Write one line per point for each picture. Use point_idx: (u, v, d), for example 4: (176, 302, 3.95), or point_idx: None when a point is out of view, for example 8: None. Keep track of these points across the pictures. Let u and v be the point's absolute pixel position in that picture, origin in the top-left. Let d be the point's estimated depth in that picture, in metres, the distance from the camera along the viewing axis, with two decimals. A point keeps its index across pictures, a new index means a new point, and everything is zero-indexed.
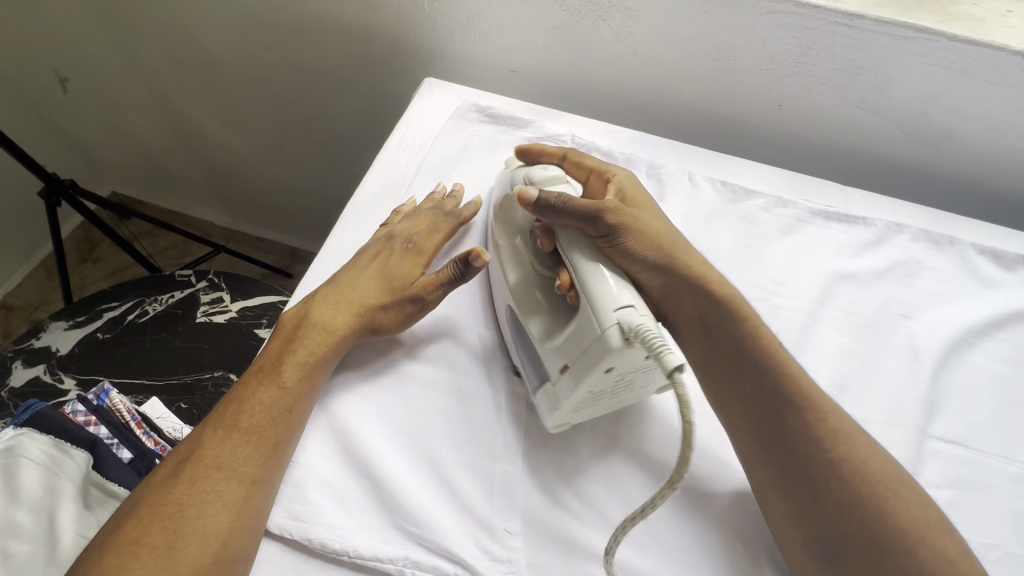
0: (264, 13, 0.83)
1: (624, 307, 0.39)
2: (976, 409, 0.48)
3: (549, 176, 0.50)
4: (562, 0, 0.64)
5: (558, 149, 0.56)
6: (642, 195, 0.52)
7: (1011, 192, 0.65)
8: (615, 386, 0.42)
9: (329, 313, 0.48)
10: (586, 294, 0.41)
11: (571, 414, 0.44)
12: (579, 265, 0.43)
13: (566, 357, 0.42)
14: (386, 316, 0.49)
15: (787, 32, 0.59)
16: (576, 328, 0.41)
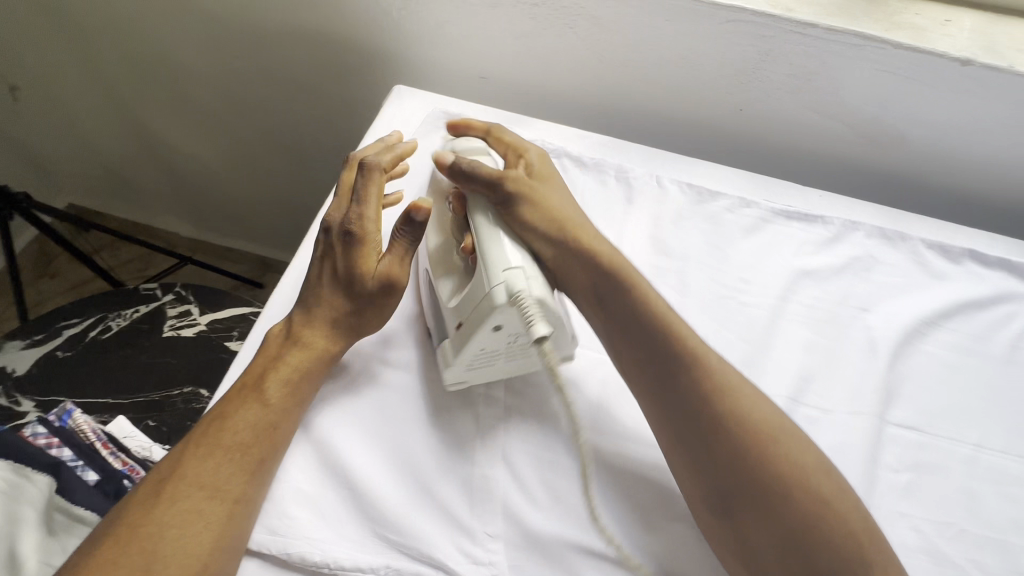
0: (230, 20, 0.82)
1: (512, 269, 0.44)
2: (929, 395, 0.51)
3: (472, 148, 0.54)
4: (529, 8, 0.65)
5: (483, 125, 0.59)
6: (551, 171, 0.56)
7: (958, 191, 0.69)
8: (509, 347, 0.45)
9: (308, 328, 0.47)
10: (482, 256, 0.46)
11: (464, 371, 0.46)
12: (482, 230, 0.48)
13: (460, 315, 0.46)
14: (363, 320, 0.48)
15: (746, 40, 0.61)
16: (468, 292, 0.46)
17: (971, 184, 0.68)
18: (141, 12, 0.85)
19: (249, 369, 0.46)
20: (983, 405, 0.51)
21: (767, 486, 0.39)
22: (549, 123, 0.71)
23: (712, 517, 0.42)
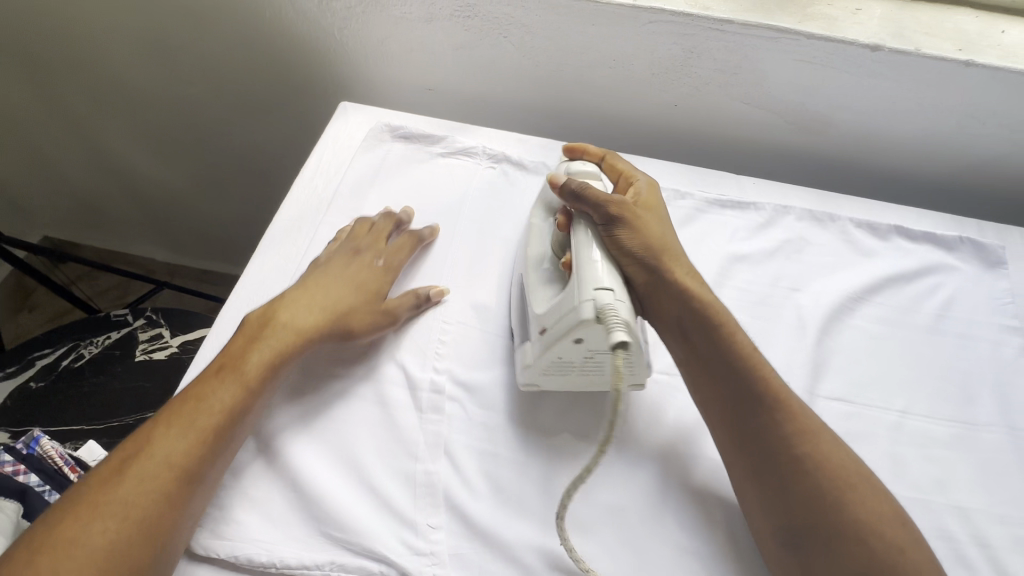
0: (181, 46, 0.84)
1: (602, 289, 0.43)
2: (856, 367, 0.53)
3: (586, 171, 0.53)
4: (463, 21, 0.68)
5: (599, 150, 0.58)
6: (658, 202, 0.53)
7: (884, 169, 0.73)
8: (584, 363, 0.46)
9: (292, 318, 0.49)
10: (577, 270, 0.45)
11: (540, 375, 0.48)
12: (579, 243, 0.47)
13: (545, 322, 0.46)
14: (360, 318, 0.51)
15: (669, 39, 0.64)
16: (557, 303, 0.46)
17: (896, 162, 0.71)
18: (95, 45, 0.87)
19: (222, 351, 0.47)
20: (908, 373, 0.54)
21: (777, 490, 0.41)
22: (491, 129, 0.73)
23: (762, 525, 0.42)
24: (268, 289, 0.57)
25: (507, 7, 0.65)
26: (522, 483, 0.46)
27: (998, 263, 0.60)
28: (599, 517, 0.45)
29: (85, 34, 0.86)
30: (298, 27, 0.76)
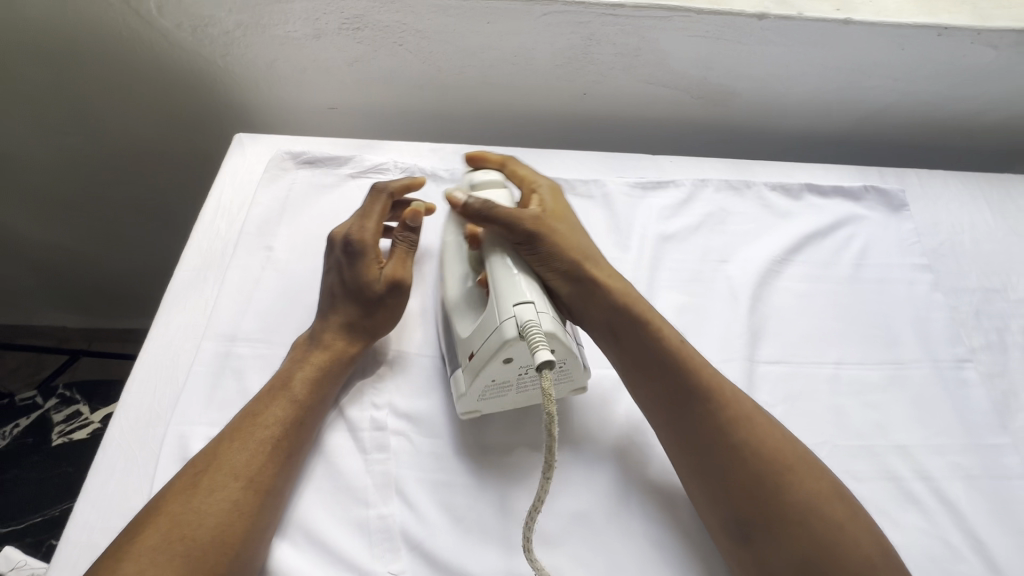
0: (40, 84, 0.74)
1: (523, 303, 0.43)
2: (789, 327, 0.55)
3: (488, 181, 0.53)
4: (353, 32, 0.65)
5: (500, 157, 0.58)
6: (565, 207, 0.53)
7: (788, 133, 0.77)
8: (520, 379, 0.46)
9: (297, 379, 0.47)
10: (494, 282, 0.46)
11: (476, 401, 0.47)
12: (494, 267, 0.47)
13: (472, 347, 0.46)
14: (348, 342, 0.50)
15: (567, 28, 0.63)
16: (481, 324, 0.46)
17: (798, 125, 0.76)
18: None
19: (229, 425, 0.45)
20: (835, 325, 0.56)
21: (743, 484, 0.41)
22: (400, 143, 0.70)
23: (724, 531, 0.42)
24: (179, 349, 0.52)
25: (397, 14, 0.63)
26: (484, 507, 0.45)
27: (901, 207, 0.65)
28: (570, 528, 0.44)
29: None
30: (179, 60, 0.71)
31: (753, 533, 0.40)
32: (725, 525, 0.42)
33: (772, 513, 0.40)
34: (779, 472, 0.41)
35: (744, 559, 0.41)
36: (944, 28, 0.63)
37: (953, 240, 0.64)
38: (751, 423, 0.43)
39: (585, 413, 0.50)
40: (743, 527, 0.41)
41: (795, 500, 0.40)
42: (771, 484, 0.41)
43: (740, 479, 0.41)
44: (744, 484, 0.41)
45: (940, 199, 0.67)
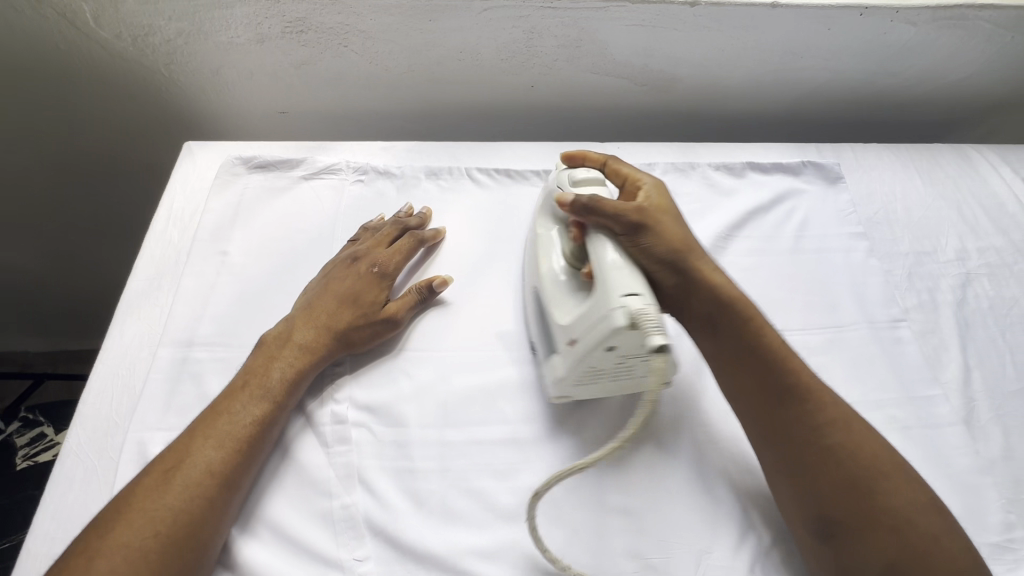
0: (325, 65, 0.92)
1: (632, 296, 0.54)
2: (842, 380, 0.71)
3: (589, 177, 0.68)
4: (578, 50, 0.91)
5: (600, 157, 0.73)
6: (666, 202, 0.68)
7: (903, 224, 0.88)
8: (617, 369, 0.59)
9: (700, 298, 0.63)
10: (601, 280, 0.57)
11: (572, 387, 0.62)
12: (596, 246, 0.60)
13: (573, 334, 0.59)
14: (720, 277, 0.64)
15: (731, 20, 0.87)
16: (586, 315, 0.58)
17: (906, 221, 0.88)
18: (230, 57, 0.90)
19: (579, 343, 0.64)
20: (885, 382, 0.71)
21: (865, 510, 0.52)
22: (582, 159, 0.91)
23: (810, 537, 0.55)
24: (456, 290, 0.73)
25: (612, 37, 0.89)
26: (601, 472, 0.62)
27: (964, 319, 0.78)
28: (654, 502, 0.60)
29: (247, 63, 0.91)
30: (436, 71, 0.93)
31: (836, 535, 0.53)
32: (812, 521, 0.55)
33: (847, 510, 0.53)
34: (873, 482, 0.53)
35: (834, 548, 0.53)
36: (950, 195, 0.92)
37: (1008, 351, 0.76)
38: (852, 431, 0.56)
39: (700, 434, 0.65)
40: (828, 526, 0.54)
41: (888, 503, 0.52)
42: (865, 489, 0.53)
43: (831, 484, 0.54)
44: (866, 518, 0.52)
45: (1004, 315, 0.79)
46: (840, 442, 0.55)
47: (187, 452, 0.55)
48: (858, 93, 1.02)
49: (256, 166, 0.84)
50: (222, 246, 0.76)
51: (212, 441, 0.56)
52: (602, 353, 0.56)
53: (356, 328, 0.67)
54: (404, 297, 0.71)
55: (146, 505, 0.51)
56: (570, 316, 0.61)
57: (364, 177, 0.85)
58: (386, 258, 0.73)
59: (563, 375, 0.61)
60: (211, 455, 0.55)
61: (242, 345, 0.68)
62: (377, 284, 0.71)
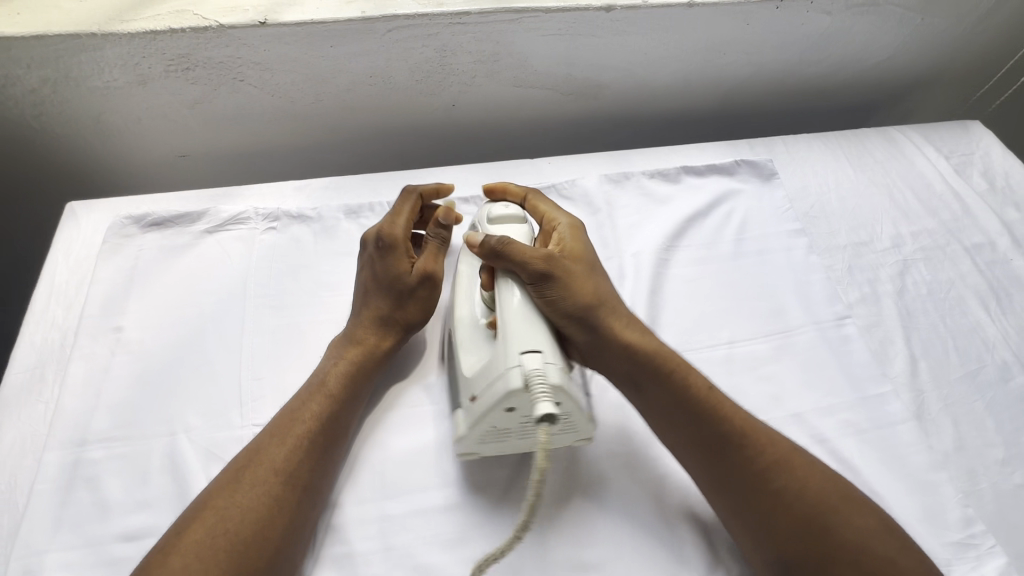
0: (221, 103, 0.83)
1: (531, 354, 0.53)
2: (794, 390, 0.69)
3: (507, 215, 0.67)
4: (497, 65, 0.86)
5: (521, 193, 0.73)
6: (581, 243, 0.67)
7: (838, 216, 0.88)
8: (520, 428, 0.55)
9: (613, 354, 0.60)
10: (506, 334, 0.55)
11: (474, 443, 0.57)
12: (504, 296, 0.59)
13: (474, 391, 0.56)
14: (635, 331, 0.61)
15: (651, 23, 0.84)
16: (487, 369, 0.55)
17: (841, 213, 0.88)
18: (111, 103, 0.80)
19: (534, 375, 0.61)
20: (836, 386, 0.70)
21: (824, 544, 0.50)
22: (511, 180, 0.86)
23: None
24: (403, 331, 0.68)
25: (530, 49, 0.84)
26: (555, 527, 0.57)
27: (905, 307, 0.78)
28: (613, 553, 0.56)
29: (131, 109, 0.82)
30: (347, 97, 0.86)
31: (799, 575, 0.50)
32: (772, 565, 0.51)
33: (801, 551, 0.50)
34: (824, 516, 0.51)
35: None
36: (881, 181, 0.92)
37: (950, 336, 0.76)
38: (793, 468, 0.54)
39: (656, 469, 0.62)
40: (789, 566, 0.51)
41: (841, 539, 0.49)
42: (817, 525, 0.50)
43: (784, 522, 0.51)
44: (822, 555, 0.49)
45: (943, 299, 0.79)
46: (784, 482, 0.53)
47: (218, 501, 0.51)
48: (783, 84, 1.01)
49: (151, 224, 0.75)
50: (115, 321, 0.67)
51: (245, 490, 0.52)
52: (501, 413, 0.53)
53: (392, 311, 0.65)
54: (430, 249, 0.68)
55: (176, 562, 0.47)
56: (473, 368, 0.58)
57: (276, 224, 0.77)
58: (387, 228, 0.67)
59: (465, 434, 0.56)
60: (249, 506, 0.51)
61: (144, 435, 0.60)
62: (392, 257, 0.66)
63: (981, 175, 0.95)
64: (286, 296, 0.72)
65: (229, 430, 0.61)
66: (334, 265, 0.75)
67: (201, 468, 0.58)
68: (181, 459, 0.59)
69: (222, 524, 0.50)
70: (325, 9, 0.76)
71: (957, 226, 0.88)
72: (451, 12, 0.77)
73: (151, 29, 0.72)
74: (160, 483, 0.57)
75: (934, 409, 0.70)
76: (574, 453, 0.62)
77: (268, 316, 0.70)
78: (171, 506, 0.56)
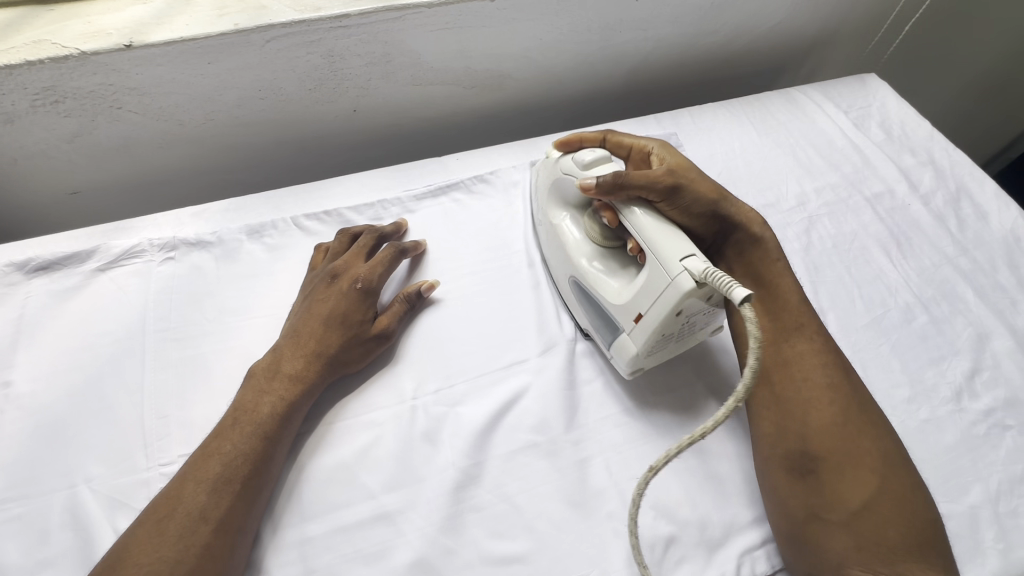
0: (103, 132, 0.79)
1: (689, 257, 0.54)
2: (708, 355, 0.71)
3: (597, 158, 0.66)
4: (390, 64, 0.84)
5: (597, 134, 0.75)
6: (682, 158, 0.71)
7: (745, 181, 0.89)
8: (681, 330, 0.60)
9: (766, 234, 0.69)
10: (655, 249, 0.57)
11: (644, 359, 0.61)
12: (638, 224, 0.60)
13: (639, 310, 0.59)
14: (752, 215, 0.70)
15: (539, 8, 0.83)
16: (649, 287, 0.57)
17: (748, 178, 0.90)
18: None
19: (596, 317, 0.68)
20: None
21: (851, 453, 0.54)
22: (420, 179, 0.85)
23: (790, 482, 0.56)
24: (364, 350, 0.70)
25: (421, 45, 0.83)
26: (479, 527, 0.58)
27: (811, 262, 0.80)
28: (537, 540, 0.57)
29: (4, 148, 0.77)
30: (239, 114, 0.84)
31: (814, 471, 0.55)
32: (791, 456, 0.56)
33: (830, 452, 0.55)
34: (857, 424, 0.56)
35: (809, 485, 0.54)
36: (784, 141, 0.95)
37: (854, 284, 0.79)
38: (849, 374, 0.60)
39: (576, 454, 0.62)
40: (810, 462, 0.55)
41: (868, 446, 0.55)
42: (853, 427, 0.56)
43: (819, 421, 0.56)
44: (847, 460, 0.54)
45: (845, 250, 0.82)
46: (837, 383, 0.59)
47: (135, 552, 0.49)
48: (686, 56, 1.02)
49: (37, 268, 0.71)
50: (3, 376, 0.64)
51: (168, 540, 0.50)
52: (671, 320, 0.57)
53: (341, 351, 0.64)
54: (393, 306, 0.70)
55: None
56: (625, 294, 0.61)
57: (174, 253, 0.74)
58: (366, 272, 0.69)
59: (638, 353, 0.60)
60: (175, 555, 0.49)
61: (41, 491, 0.57)
62: (363, 301, 0.68)
63: (879, 126, 0.98)
64: (189, 325, 0.69)
65: (133, 474, 0.59)
66: (239, 288, 0.73)
67: (105, 517, 0.56)
68: (82, 510, 0.56)
69: None
70: (194, 24, 0.72)
71: (857, 178, 0.91)
72: (329, 15, 0.74)
73: (4, 63, 0.67)
74: (62, 539, 0.55)
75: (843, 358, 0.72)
76: (495, 448, 0.62)
77: (172, 350, 0.67)
78: (75, 561, 0.54)
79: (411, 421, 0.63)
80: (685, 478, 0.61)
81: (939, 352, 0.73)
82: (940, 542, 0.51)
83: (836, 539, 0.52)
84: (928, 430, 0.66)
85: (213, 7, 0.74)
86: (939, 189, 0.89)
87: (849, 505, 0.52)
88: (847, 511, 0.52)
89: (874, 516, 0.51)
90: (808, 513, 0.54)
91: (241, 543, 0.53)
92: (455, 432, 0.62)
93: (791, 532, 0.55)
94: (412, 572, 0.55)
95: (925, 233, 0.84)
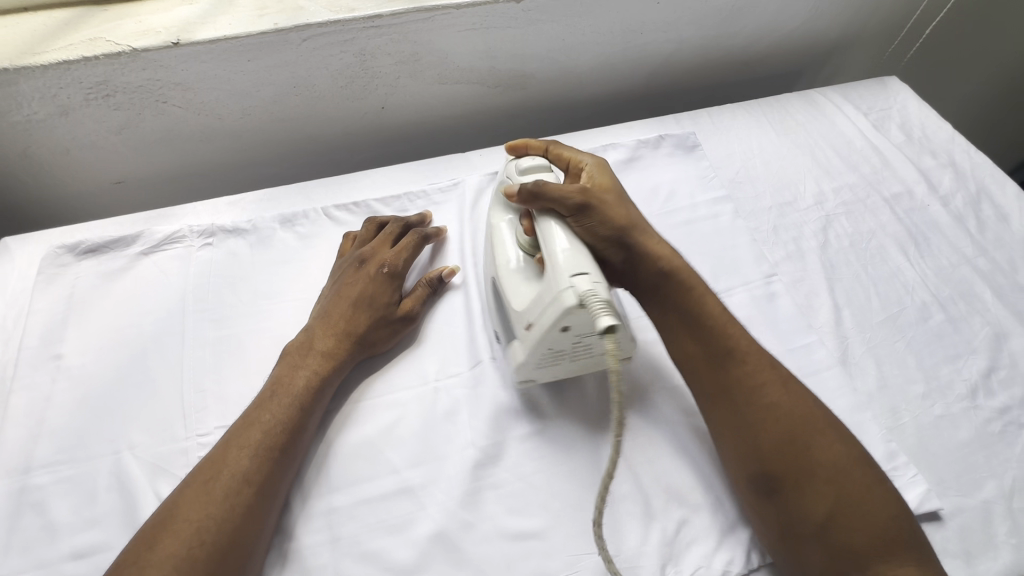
0: (147, 126, 0.84)
1: (579, 275, 0.54)
2: None
3: (536, 165, 0.68)
4: (419, 64, 0.88)
5: (541, 144, 0.73)
6: (611, 180, 0.68)
7: (762, 180, 0.91)
8: (573, 348, 0.59)
9: (677, 262, 0.65)
10: (551, 261, 0.57)
11: (532, 369, 0.62)
12: (546, 232, 0.60)
13: (530, 318, 0.59)
14: (662, 248, 0.65)
15: (562, 11, 0.86)
16: (540, 299, 0.57)
17: (766, 177, 0.91)
18: (34, 135, 0.81)
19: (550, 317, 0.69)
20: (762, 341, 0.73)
21: (804, 462, 0.54)
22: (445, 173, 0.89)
23: (758, 500, 0.56)
24: None
25: (447, 46, 0.86)
26: (497, 503, 0.60)
27: (827, 260, 0.82)
28: (554, 519, 0.59)
29: (53, 135, 0.81)
30: (273, 110, 0.88)
31: (776, 491, 0.55)
32: (753, 478, 0.56)
33: (785, 471, 0.54)
34: (805, 436, 0.55)
35: (776, 504, 0.54)
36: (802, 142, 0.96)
37: (868, 283, 0.80)
38: (790, 389, 0.58)
39: (591, 438, 0.64)
40: (769, 480, 0.55)
41: (820, 458, 0.54)
42: (800, 442, 0.55)
43: (771, 437, 0.56)
44: (800, 473, 0.54)
45: (861, 249, 0.83)
46: (776, 399, 0.57)
47: (180, 509, 0.52)
48: (705, 57, 1.04)
49: (86, 251, 0.76)
50: (54, 349, 0.68)
51: (213, 501, 0.53)
52: (556, 334, 0.56)
53: (369, 331, 0.67)
54: (416, 290, 0.73)
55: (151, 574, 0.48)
56: (524, 303, 0.61)
57: (212, 239, 0.78)
58: (392, 257, 0.72)
59: (524, 360, 0.60)
60: (218, 515, 0.52)
61: (88, 456, 0.61)
62: (389, 284, 0.71)
63: (899, 127, 0.98)
64: (226, 306, 0.73)
65: (173, 443, 0.62)
66: (272, 273, 0.77)
67: (147, 482, 0.60)
68: (126, 475, 0.60)
69: (196, 535, 0.50)
70: (237, 24, 0.76)
71: (876, 178, 0.91)
72: (363, 16, 0.78)
73: (64, 58, 0.72)
74: (108, 500, 0.59)
75: (858, 354, 0.72)
76: (514, 430, 0.64)
77: (208, 330, 0.71)
78: (119, 521, 0.57)
79: (434, 401, 0.66)
80: (697, 464, 0.63)
81: (955, 349, 0.73)
82: (911, 533, 0.51)
83: (813, 553, 0.52)
84: (942, 425, 0.67)
85: (254, 8, 0.78)
86: (959, 191, 0.90)
87: (812, 520, 0.52)
88: (814, 523, 0.52)
89: (837, 526, 0.51)
90: (781, 527, 0.54)
91: (277, 508, 0.56)
92: (475, 413, 0.65)
93: (777, 547, 0.55)
94: (433, 543, 0.57)
95: (943, 234, 0.85)
